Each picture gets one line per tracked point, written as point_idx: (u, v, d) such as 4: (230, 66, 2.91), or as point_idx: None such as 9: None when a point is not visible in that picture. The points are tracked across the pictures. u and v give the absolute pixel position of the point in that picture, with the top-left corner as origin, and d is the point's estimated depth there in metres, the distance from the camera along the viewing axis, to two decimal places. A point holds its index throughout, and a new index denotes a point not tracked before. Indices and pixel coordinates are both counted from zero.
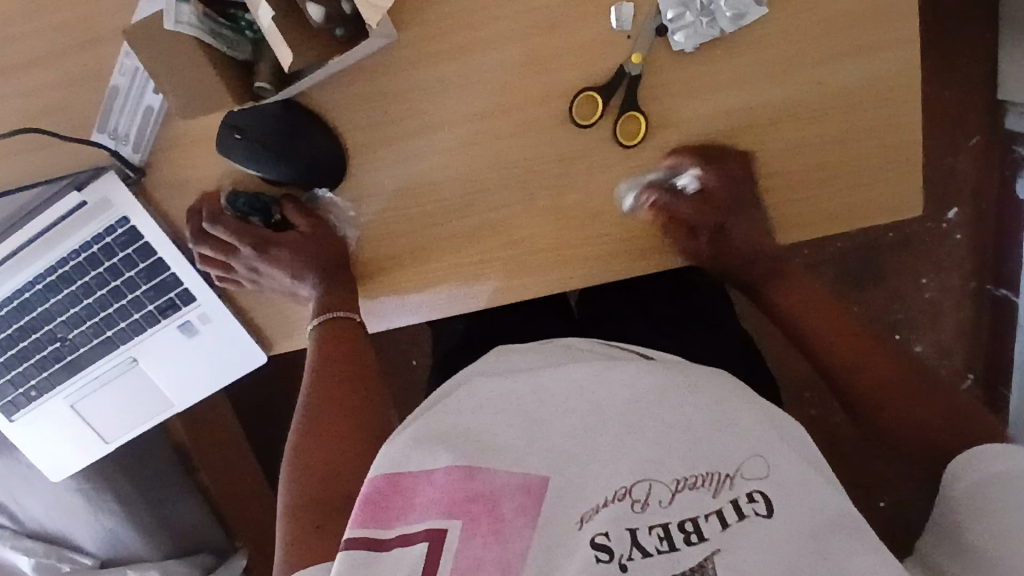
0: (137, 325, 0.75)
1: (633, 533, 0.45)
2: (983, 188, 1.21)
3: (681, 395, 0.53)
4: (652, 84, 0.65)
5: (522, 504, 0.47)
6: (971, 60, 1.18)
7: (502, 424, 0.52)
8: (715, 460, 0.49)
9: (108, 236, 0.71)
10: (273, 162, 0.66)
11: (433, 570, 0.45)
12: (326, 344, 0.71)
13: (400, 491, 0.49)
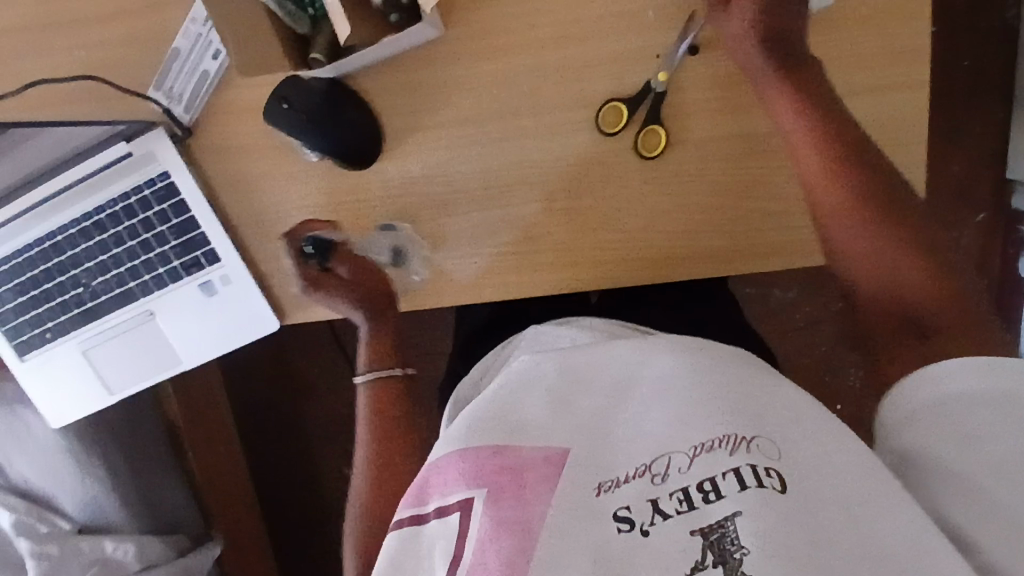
0: (160, 279, 0.78)
1: (653, 502, 0.47)
2: (985, 264, 1.30)
3: (700, 377, 0.52)
4: (675, 102, 0.70)
5: (545, 473, 0.49)
6: (980, 140, 1.27)
7: (528, 402, 0.53)
8: (735, 423, 0.49)
9: (146, 189, 0.75)
10: (313, 134, 0.69)
11: (467, 536, 0.49)
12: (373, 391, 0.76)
13: (435, 472, 0.53)
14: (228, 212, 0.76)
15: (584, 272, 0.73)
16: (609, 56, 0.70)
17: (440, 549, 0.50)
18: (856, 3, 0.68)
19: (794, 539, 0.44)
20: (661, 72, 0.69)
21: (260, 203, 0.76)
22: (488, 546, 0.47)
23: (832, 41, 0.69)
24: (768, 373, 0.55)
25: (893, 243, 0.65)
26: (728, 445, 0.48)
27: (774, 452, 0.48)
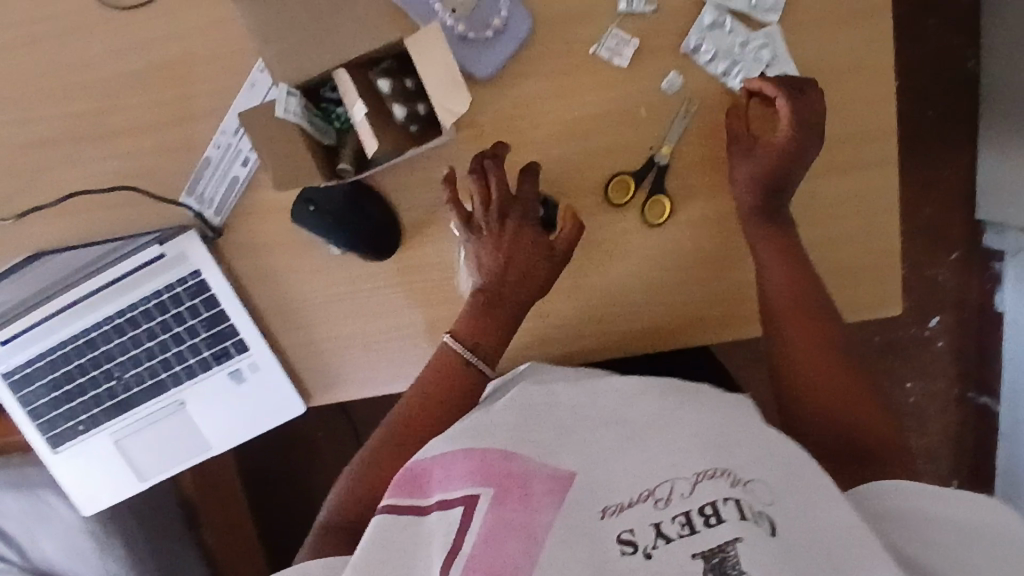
0: (190, 369, 0.82)
1: (656, 526, 0.52)
2: (965, 298, 1.46)
3: (700, 415, 0.59)
4: (677, 174, 0.76)
5: (551, 488, 0.55)
6: (953, 187, 1.43)
7: (543, 430, 0.60)
8: (733, 462, 0.55)
9: (178, 286, 0.79)
10: (338, 231, 0.74)
11: (462, 533, 0.54)
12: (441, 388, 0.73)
13: (447, 466, 0.59)
14: (255, 304, 0.81)
15: (593, 345, 0.78)
16: (612, 147, 0.76)
17: (439, 539, 0.55)
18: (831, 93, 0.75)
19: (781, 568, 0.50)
20: (664, 146, 0.75)
21: (286, 295, 0.80)
22: (485, 546, 0.53)
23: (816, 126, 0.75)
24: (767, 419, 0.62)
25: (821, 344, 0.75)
26: (727, 478, 0.54)
27: (768, 496, 0.54)
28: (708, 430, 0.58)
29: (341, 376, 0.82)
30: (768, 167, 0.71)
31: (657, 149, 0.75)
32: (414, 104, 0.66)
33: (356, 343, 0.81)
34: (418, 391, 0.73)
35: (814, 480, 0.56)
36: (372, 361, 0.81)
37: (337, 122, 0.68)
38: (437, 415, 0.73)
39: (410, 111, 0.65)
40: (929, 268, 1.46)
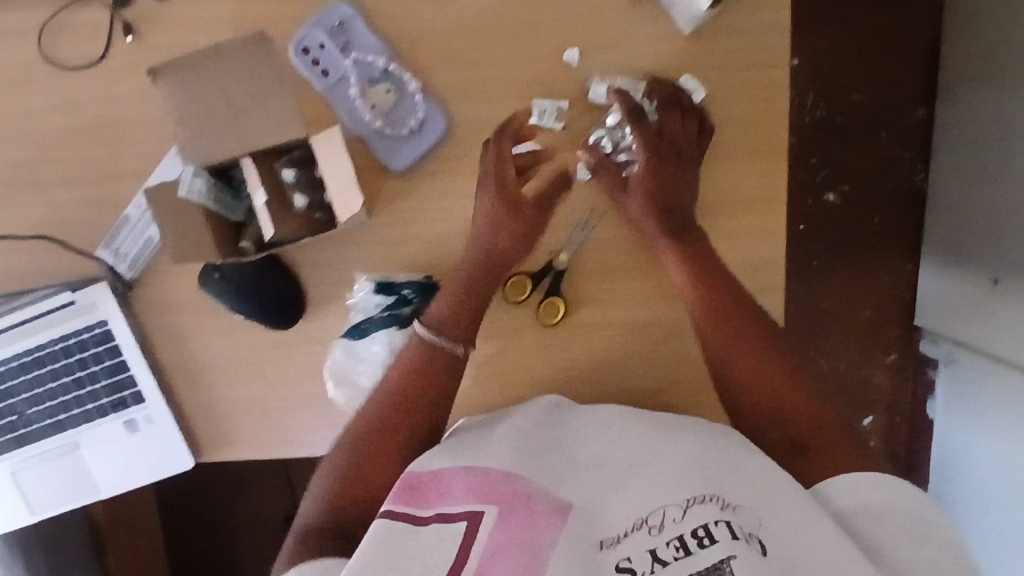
0: (88, 414, 0.83)
1: (653, 552, 0.55)
2: (896, 399, 1.55)
3: (684, 446, 0.63)
4: (572, 281, 0.80)
5: (549, 510, 0.59)
6: (890, 293, 1.52)
7: (534, 462, 0.64)
8: (723, 489, 0.58)
9: (84, 334, 0.81)
10: (241, 300, 0.77)
11: (468, 548, 0.56)
12: (409, 376, 0.73)
13: (442, 483, 0.62)
14: (160, 359, 0.83)
15: None
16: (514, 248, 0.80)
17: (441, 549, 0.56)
18: (729, 220, 0.79)
19: None
20: (562, 253, 0.79)
21: (190, 353, 0.83)
22: (496, 560, 0.55)
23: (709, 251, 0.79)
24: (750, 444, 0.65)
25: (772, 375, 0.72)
26: (717, 502, 0.57)
27: (755, 519, 0.57)
28: (695, 458, 0.62)
29: (235, 436, 0.84)
30: (651, 190, 0.75)
31: (556, 255, 0.80)
32: (318, 195, 0.69)
33: (252, 406, 0.83)
34: (394, 380, 0.73)
35: (783, 485, 0.60)
36: (267, 425, 0.83)
37: (245, 201, 0.71)
38: (413, 403, 0.73)
39: (311, 201, 0.69)
40: (864, 368, 1.54)
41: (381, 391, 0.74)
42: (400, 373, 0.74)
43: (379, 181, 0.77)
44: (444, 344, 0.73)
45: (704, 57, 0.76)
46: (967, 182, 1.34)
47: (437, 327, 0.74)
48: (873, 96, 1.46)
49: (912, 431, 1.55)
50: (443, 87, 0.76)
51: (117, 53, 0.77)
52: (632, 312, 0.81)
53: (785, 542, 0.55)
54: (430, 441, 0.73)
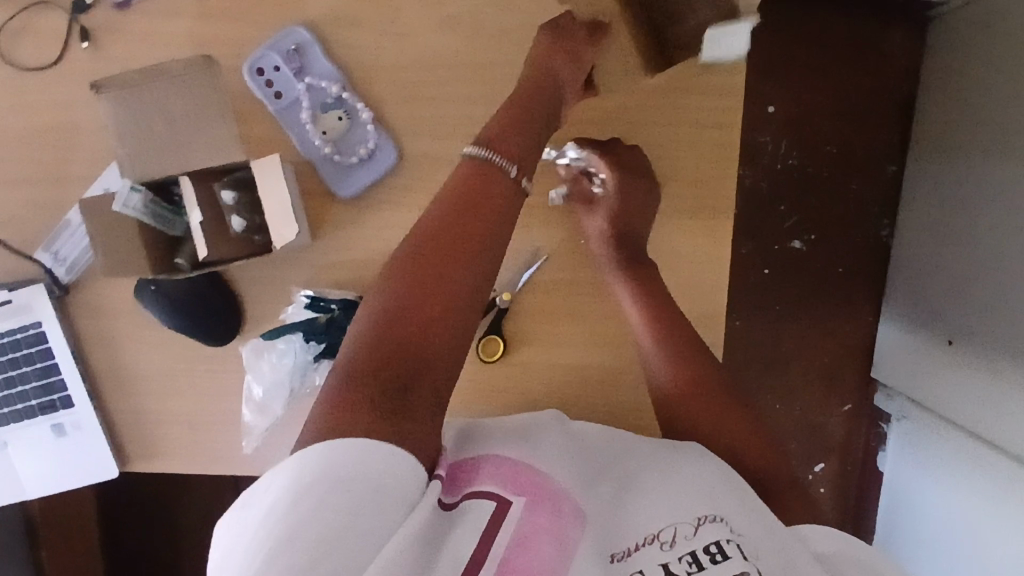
0: (16, 414, 0.82)
1: (665, 566, 0.51)
2: (849, 448, 1.56)
3: (698, 470, 0.60)
4: (514, 320, 0.81)
5: (570, 511, 0.53)
6: (849, 343, 1.54)
7: (559, 459, 0.58)
8: (734, 515, 0.55)
9: (18, 333, 0.81)
10: (175, 315, 0.77)
11: (494, 533, 0.49)
12: (466, 188, 0.60)
13: (469, 467, 0.55)
14: (92, 366, 0.82)
15: None
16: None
17: (466, 535, 0.49)
18: (671, 270, 0.80)
19: None
20: (505, 291, 0.80)
21: (123, 362, 0.82)
22: (522, 551, 0.49)
23: None
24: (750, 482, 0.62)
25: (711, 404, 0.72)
26: (727, 526, 0.54)
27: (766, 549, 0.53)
28: (706, 482, 0.59)
29: (162, 449, 0.83)
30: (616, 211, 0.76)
31: (499, 293, 0.80)
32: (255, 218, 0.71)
33: (181, 420, 0.82)
34: (444, 206, 0.59)
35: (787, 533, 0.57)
36: (198, 440, 0.82)
37: (183, 217, 0.72)
38: (479, 217, 0.59)
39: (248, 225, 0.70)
40: (820, 416, 1.56)
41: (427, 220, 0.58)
42: (451, 202, 0.59)
43: (326, 206, 0.78)
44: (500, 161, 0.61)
45: (659, 112, 0.77)
46: (927, 243, 1.36)
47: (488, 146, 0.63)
48: (841, 149, 1.48)
49: (863, 481, 1.56)
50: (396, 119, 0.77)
51: (72, 57, 0.77)
52: (571, 355, 0.81)
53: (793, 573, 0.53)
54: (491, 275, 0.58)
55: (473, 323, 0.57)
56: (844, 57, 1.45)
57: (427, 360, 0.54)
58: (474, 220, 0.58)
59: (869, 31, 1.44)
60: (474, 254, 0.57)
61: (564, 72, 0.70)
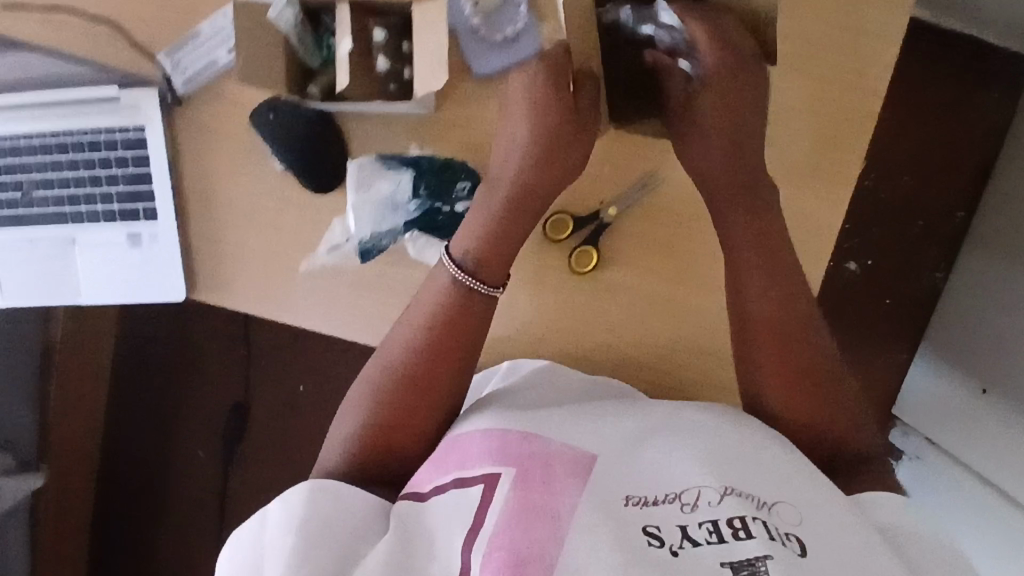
0: (94, 214, 0.82)
1: (683, 528, 0.54)
2: None
3: (722, 426, 0.62)
4: (613, 236, 0.80)
5: (572, 468, 0.58)
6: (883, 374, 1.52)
7: (556, 424, 0.62)
8: (760, 485, 0.57)
9: (118, 133, 0.80)
10: (284, 150, 0.76)
11: (486, 507, 0.56)
12: (450, 299, 0.70)
13: (462, 447, 0.62)
14: (183, 183, 0.81)
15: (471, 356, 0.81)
16: (563, 190, 0.80)
17: (458, 514, 0.57)
18: None
19: None
20: (612, 206, 0.79)
21: (213, 188, 0.81)
22: (511, 524, 0.55)
23: None
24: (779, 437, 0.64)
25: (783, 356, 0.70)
26: (750, 502, 0.55)
27: (798, 513, 0.55)
28: (738, 449, 0.60)
29: (230, 284, 0.82)
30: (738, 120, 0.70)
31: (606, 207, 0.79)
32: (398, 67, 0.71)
33: (257, 260, 0.81)
34: (427, 314, 0.70)
35: (821, 490, 0.58)
36: (268, 283, 0.81)
37: (324, 51, 0.75)
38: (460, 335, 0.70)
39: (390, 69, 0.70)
40: None
41: (409, 328, 0.71)
42: (427, 321, 0.70)
43: (459, 82, 0.77)
44: (479, 286, 0.70)
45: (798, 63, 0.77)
46: (977, 290, 1.34)
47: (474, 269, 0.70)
48: (921, 184, 1.44)
49: None
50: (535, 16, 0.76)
51: None
52: (659, 286, 0.80)
53: (825, 543, 0.54)
54: (462, 380, 0.71)
55: (445, 415, 0.70)
56: (943, 94, 1.41)
57: (404, 442, 0.69)
58: (447, 339, 0.70)
59: (978, 71, 1.40)
60: (440, 368, 0.69)
61: (570, 154, 0.71)
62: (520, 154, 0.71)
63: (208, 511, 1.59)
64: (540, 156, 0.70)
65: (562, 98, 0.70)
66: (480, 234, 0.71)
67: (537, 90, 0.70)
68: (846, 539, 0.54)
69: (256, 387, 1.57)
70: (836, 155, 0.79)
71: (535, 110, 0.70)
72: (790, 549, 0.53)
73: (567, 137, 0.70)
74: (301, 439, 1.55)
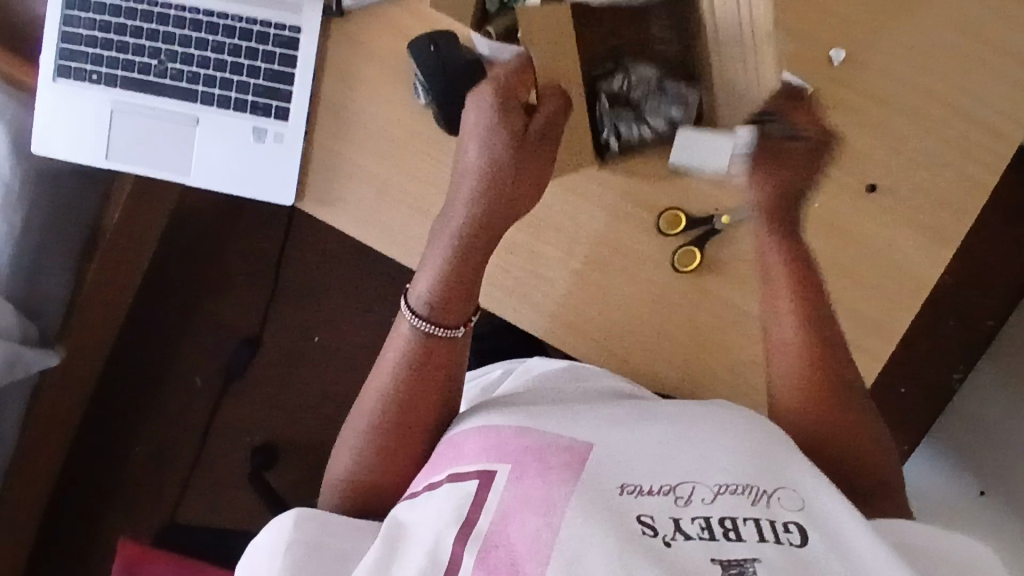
0: (225, 101, 0.83)
1: (677, 522, 0.54)
2: None
3: (707, 418, 0.62)
4: (720, 243, 0.81)
5: (567, 461, 0.58)
6: None
7: (550, 419, 0.63)
8: (759, 480, 0.56)
9: (273, 29, 0.82)
10: (436, 84, 0.77)
11: (480, 501, 0.57)
12: (416, 347, 0.74)
13: (459, 445, 0.65)
14: (320, 90, 0.83)
15: (553, 324, 0.83)
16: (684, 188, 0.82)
17: (449, 507, 0.58)
18: (875, 269, 0.81)
19: None
20: (727, 215, 0.80)
21: (350, 102, 0.82)
22: (502, 518, 0.55)
23: (848, 293, 0.81)
24: (781, 435, 0.63)
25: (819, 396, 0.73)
26: (748, 495, 0.55)
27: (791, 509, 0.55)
28: (734, 443, 0.59)
29: (340, 199, 0.83)
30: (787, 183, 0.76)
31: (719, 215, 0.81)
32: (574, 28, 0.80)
33: (373, 182, 0.82)
34: (399, 362, 0.74)
35: (818, 492, 0.57)
36: (377, 206, 0.83)
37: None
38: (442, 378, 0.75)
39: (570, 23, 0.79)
40: None
41: (383, 374, 0.75)
42: (396, 368, 0.74)
43: None
44: (438, 329, 0.73)
45: (925, 122, 0.81)
46: (991, 399, 1.29)
47: (432, 313, 0.73)
48: None
49: None
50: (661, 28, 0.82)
51: None
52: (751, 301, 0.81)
53: (821, 538, 0.54)
54: (443, 412, 0.75)
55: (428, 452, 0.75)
56: None
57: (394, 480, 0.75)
58: (416, 381, 0.74)
59: None
60: (415, 413, 0.74)
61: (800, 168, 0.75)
62: (470, 182, 0.71)
63: (193, 441, 1.54)
64: (491, 189, 0.71)
65: (513, 111, 0.71)
66: (438, 277, 0.72)
67: (488, 124, 0.70)
68: (842, 541, 0.54)
69: (274, 324, 1.55)
70: (947, 215, 0.81)
71: (486, 139, 0.70)
72: (785, 544, 0.53)
73: (522, 171, 0.71)
74: (308, 387, 1.54)
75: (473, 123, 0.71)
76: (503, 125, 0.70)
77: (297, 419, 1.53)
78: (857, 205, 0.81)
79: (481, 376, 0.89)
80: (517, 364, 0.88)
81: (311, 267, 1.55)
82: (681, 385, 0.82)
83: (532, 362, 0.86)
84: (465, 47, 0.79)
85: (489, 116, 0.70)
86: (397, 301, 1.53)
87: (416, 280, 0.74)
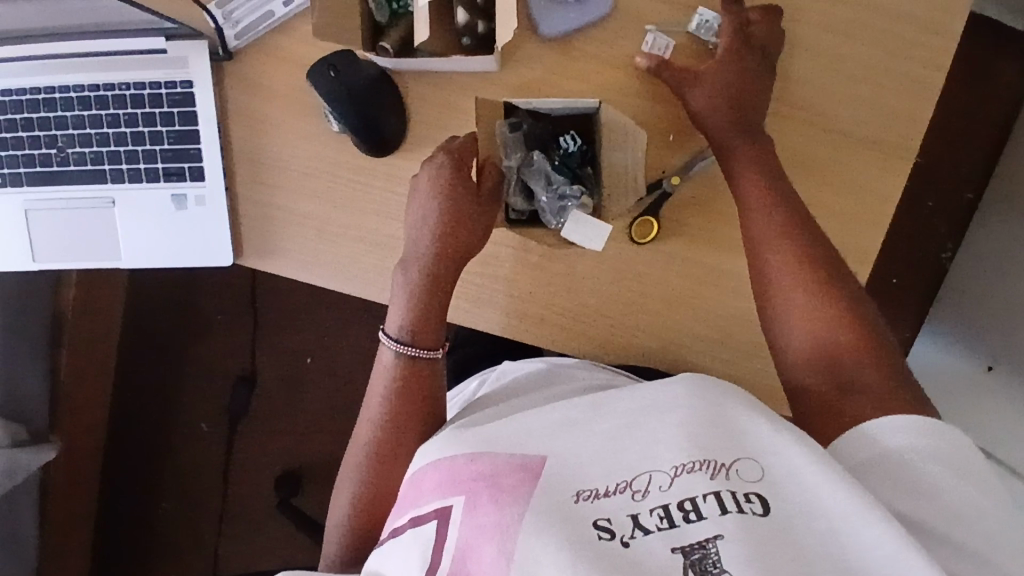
0: (135, 174, 0.78)
1: (635, 518, 0.52)
2: None
3: (656, 391, 0.58)
4: (674, 204, 0.77)
5: (520, 479, 0.55)
6: None
7: (505, 425, 0.59)
8: (715, 449, 0.54)
9: (164, 88, 0.77)
10: (346, 109, 0.73)
11: (444, 542, 0.55)
12: (404, 372, 0.73)
13: (416, 482, 0.61)
14: (230, 141, 0.79)
15: (526, 327, 0.79)
16: (611, 166, 0.77)
17: (415, 554, 0.57)
18: (837, 194, 0.78)
19: (768, 564, 0.49)
20: (674, 176, 0.76)
21: (264, 146, 0.79)
22: (465, 556, 0.54)
23: None
24: (742, 391, 0.60)
25: (787, 240, 0.71)
26: (706, 469, 0.53)
27: (752, 477, 0.54)
28: (691, 416, 0.56)
29: (281, 249, 0.79)
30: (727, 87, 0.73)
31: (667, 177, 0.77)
32: (475, 23, 0.74)
33: (308, 223, 0.79)
34: (391, 387, 0.73)
35: (782, 452, 0.54)
36: (318, 247, 0.79)
37: (395, 6, 0.76)
38: (427, 399, 0.73)
39: (469, 20, 0.74)
40: None
41: (373, 405, 0.73)
42: (389, 392, 0.73)
43: (523, 39, 0.77)
44: (421, 351, 0.73)
45: (854, 29, 0.77)
46: (984, 273, 1.26)
47: (409, 339, 0.73)
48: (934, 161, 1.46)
49: None
50: (531, 125, 0.77)
51: None
52: (717, 257, 0.78)
53: (784, 504, 0.52)
54: (435, 423, 0.73)
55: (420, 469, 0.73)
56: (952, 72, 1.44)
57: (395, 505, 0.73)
58: (412, 407, 0.72)
59: None
60: (408, 443, 0.72)
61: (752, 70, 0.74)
62: (425, 236, 0.73)
63: (214, 492, 1.52)
64: (443, 236, 0.72)
65: (465, 165, 0.72)
66: (407, 305, 0.73)
67: (441, 178, 0.71)
68: (805, 500, 0.52)
69: (263, 356, 1.51)
70: (897, 119, 0.77)
71: (431, 193, 0.72)
72: (748, 514, 0.52)
73: (466, 214, 0.72)
74: (310, 413, 1.51)
75: (423, 179, 0.72)
76: (440, 179, 0.71)
77: (307, 448, 1.51)
78: (803, 130, 0.77)
79: (458, 392, 0.83)
80: (490, 372, 0.82)
81: (283, 296, 1.51)
82: (667, 358, 0.79)
83: (503, 364, 0.82)
84: (364, 63, 0.74)
85: (432, 171, 0.72)
86: (376, 308, 1.50)
87: (390, 312, 0.74)
